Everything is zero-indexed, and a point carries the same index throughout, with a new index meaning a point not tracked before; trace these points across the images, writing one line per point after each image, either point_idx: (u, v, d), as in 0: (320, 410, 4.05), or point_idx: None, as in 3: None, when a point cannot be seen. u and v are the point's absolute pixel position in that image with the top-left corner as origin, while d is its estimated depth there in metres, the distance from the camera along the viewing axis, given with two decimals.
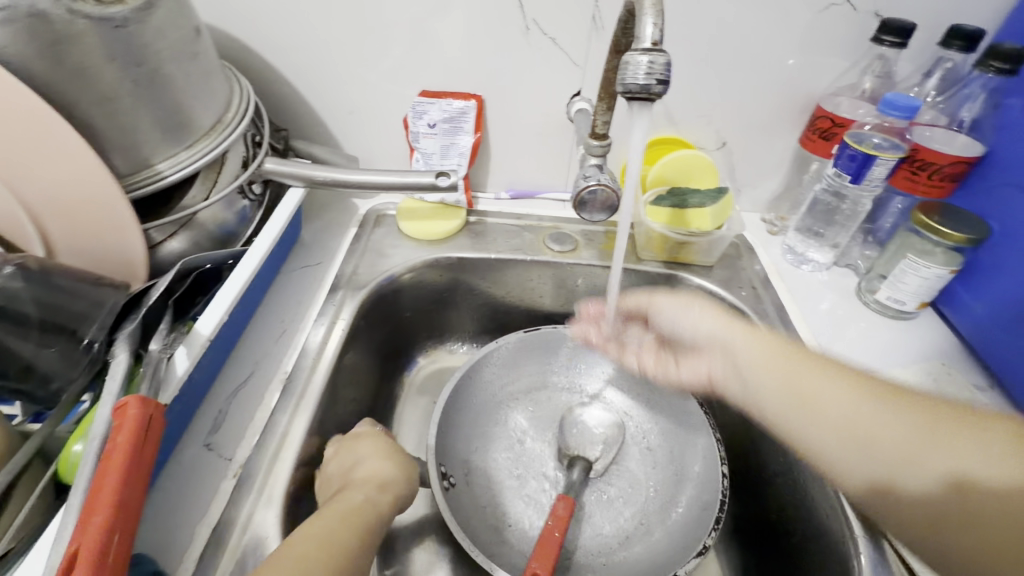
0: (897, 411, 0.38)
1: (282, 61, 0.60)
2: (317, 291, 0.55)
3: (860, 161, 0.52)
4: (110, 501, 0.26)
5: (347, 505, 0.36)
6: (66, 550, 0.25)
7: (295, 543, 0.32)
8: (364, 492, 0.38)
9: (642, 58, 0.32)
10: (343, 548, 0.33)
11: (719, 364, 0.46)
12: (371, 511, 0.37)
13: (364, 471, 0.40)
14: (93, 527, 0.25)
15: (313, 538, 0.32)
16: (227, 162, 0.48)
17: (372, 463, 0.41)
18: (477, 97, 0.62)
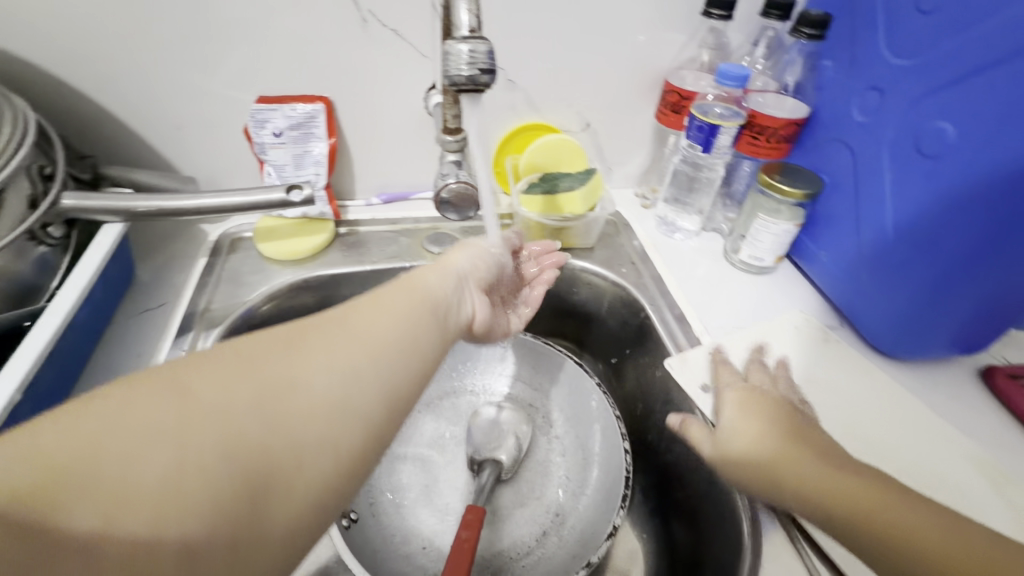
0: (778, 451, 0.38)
1: (74, 74, 0.51)
2: (161, 337, 0.48)
3: (707, 131, 0.55)
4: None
5: (426, 291, 0.35)
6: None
7: (379, 300, 0.33)
8: (442, 277, 0.37)
9: (462, 47, 0.30)
10: (407, 317, 0.33)
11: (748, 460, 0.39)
12: (443, 297, 0.36)
13: (454, 258, 0.40)
14: None
15: (392, 306, 0.33)
16: (7, 204, 0.39)
17: (456, 257, 0.40)
18: (324, 98, 0.57)
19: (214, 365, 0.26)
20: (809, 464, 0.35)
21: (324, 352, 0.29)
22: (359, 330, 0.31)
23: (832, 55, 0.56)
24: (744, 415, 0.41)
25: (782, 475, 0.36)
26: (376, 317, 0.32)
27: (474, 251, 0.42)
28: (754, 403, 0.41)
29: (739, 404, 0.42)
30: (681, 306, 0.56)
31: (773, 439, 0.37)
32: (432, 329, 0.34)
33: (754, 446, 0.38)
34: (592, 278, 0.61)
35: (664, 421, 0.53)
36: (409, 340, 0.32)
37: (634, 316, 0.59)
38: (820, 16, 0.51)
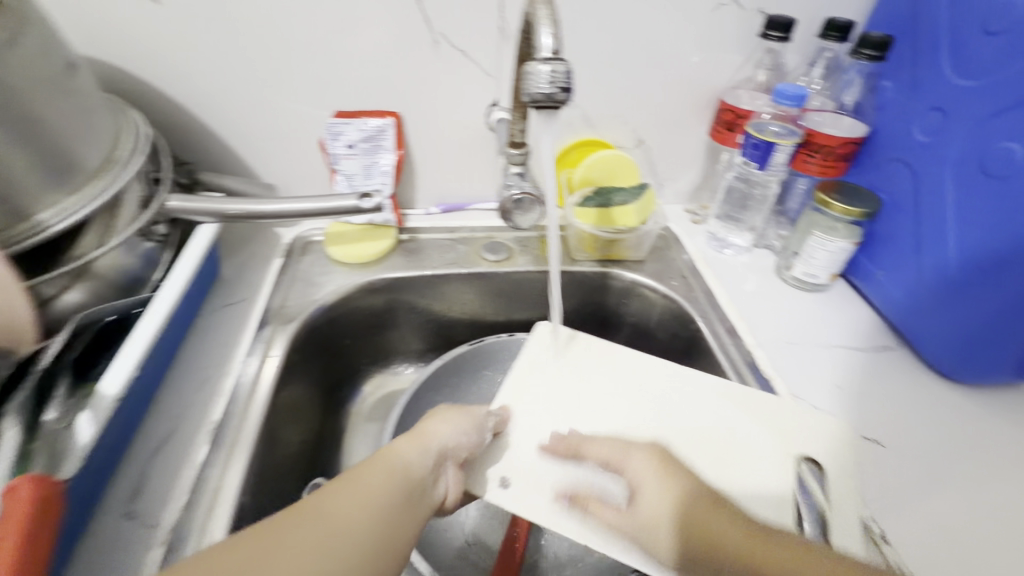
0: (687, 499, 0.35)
1: (178, 90, 0.57)
2: (243, 329, 0.52)
3: (763, 148, 0.56)
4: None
5: (395, 469, 0.35)
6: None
7: (348, 485, 0.32)
8: (423, 454, 0.37)
9: (543, 67, 0.33)
10: (380, 512, 0.32)
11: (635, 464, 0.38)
12: (422, 476, 0.36)
13: (434, 429, 0.39)
14: None
15: (370, 492, 0.32)
16: (125, 204, 0.44)
17: (438, 426, 0.39)
18: (394, 114, 0.61)
19: None
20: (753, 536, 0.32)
21: (299, 554, 0.27)
22: (323, 520, 0.30)
23: (890, 76, 0.56)
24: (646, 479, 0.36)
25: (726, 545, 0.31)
26: (351, 507, 0.31)
27: (459, 415, 0.41)
28: (616, 447, 0.40)
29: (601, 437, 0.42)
30: (732, 320, 0.57)
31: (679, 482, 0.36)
32: (407, 512, 0.33)
33: (634, 461, 0.38)
34: (642, 289, 0.63)
35: None
36: (382, 524, 0.31)
37: (685, 328, 0.59)
38: (881, 37, 0.52)
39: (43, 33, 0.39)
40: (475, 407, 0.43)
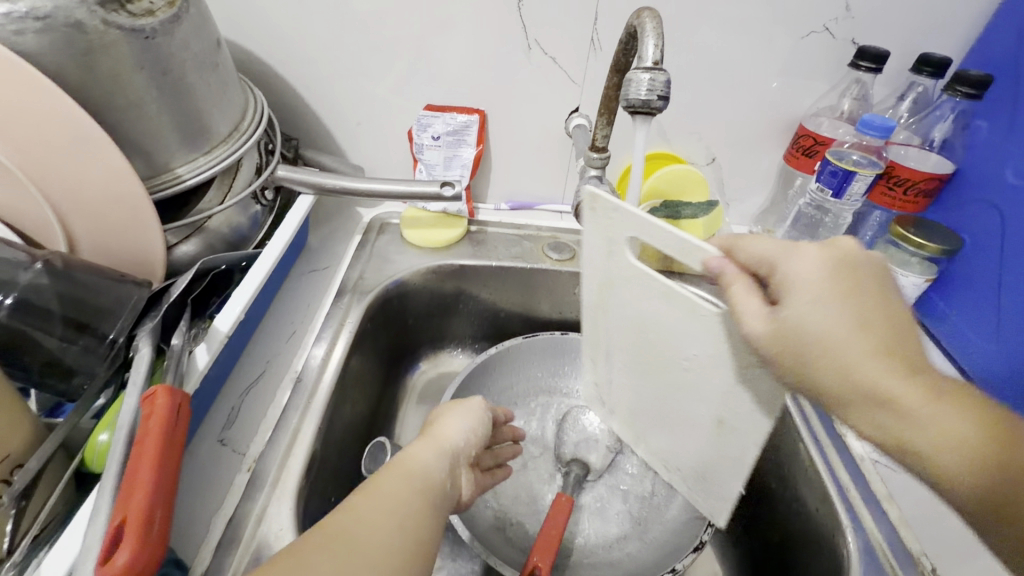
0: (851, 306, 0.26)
1: (292, 73, 0.62)
2: (324, 295, 0.56)
3: (841, 176, 0.56)
4: (149, 480, 0.26)
5: (410, 478, 0.36)
6: (108, 527, 0.25)
7: (376, 493, 0.34)
8: (435, 455, 0.39)
9: (643, 76, 0.35)
10: (412, 512, 0.34)
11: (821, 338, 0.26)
12: (440, 479, 0.38)
13: (445, 435, 0.42)
14: (136, 497, 0.25)
15: (397, 497, 0.34)
16: (242, 168, 0.50)
17: (447, 431, 0.42)
18: (480, 112, 0.65)
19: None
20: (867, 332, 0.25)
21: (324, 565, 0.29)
22: (355, 541, 0.31)
23: (987, 116, 0.55)
24: (823, 304, 0.26)
25: (809, 340, 0.26)
26: (378, 518, 0.32)
27: (463, 411, 0.45)
28: (846, 287, 0.26)
29: (829, 279, 0.26)
30: None
31: (863, 298, 0.26)
32: (428, 516, 0.35)
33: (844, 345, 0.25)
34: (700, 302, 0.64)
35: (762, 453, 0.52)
36: (410, 528, 0.33)
37: None
38: (980, 75, 0.51)
39: (200, 12, 0.44)
40: (473, 410, 0.45)
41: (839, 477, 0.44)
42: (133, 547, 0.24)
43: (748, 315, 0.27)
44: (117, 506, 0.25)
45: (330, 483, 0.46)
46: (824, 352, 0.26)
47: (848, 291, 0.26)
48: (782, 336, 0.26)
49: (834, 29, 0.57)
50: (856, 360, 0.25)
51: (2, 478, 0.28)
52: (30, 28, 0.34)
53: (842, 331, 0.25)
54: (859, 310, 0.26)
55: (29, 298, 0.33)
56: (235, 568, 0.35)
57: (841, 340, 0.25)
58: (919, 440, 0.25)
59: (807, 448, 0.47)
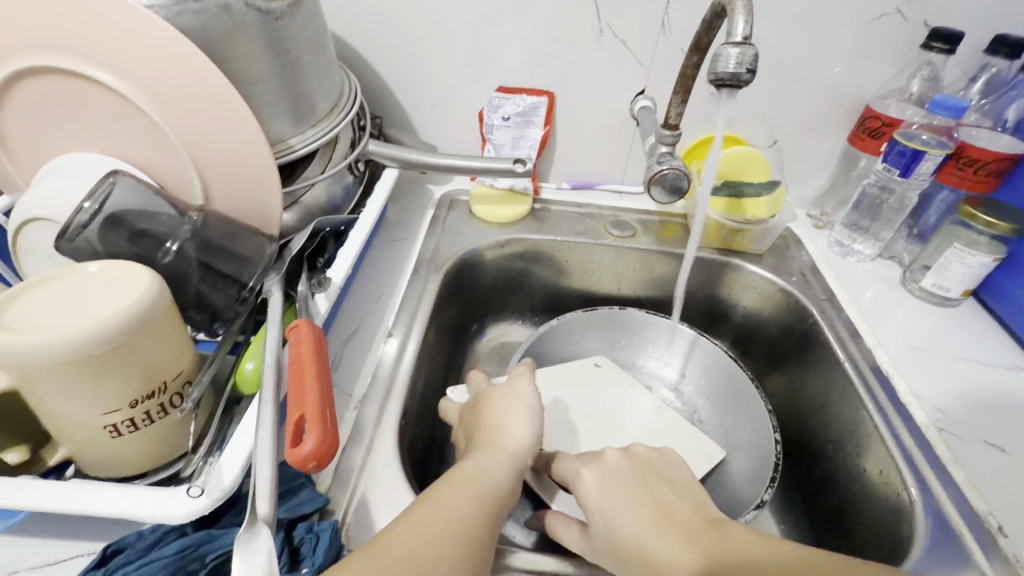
0: (634, 497, 0.38)
1: (375, 57, 0.67)
2: (405, 262, 0.61)
3: (910, 157, 0.57)
4: (316, 387, 0.30)
5: (469, 489, 0.35)
6: (289, 422, 0.29)
7: (428, 506, 0.34)
8: (500, 464, 0.38)
9: (732, 50, 0.38)
10: (467, 530, 0.33)
11: (620, 518, 0.37)
12: (505, 493, 0.37)
13: (509, 445, 0.39)
14: (309, 399, 0.29)
15: (456, 512, 0.33)
16: (340, 142, 0.55)
17: (513, 432, 0.40)
18: (549, 93, 0.68)
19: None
20: (623, 514, 0.37)
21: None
22: (417, 563, 0.30)
23: None
24: (622, 502, 0.37)
25: (631, 546, 0.35)
26: (430, 533, 0.32)
27: (525, 411, 0.42)
28: (625, 492, 0.38)
29: (607, 495, 0.38)
30: (852, 320, 0.58)
31: (625, 480, 0.39)
32: (486, 533, 0.34)
33: (650, 548, 0.34)
34: (759, 281, 0.66)
35: (820, 423, 0.56)
36: (467, 551, 0.32)
37: (801, 323, 0.61)
38: None
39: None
40: (528, 402, 0.43)
41: (902, 441, 0.46)
42: (318, 433, 0.27)
43: (569, 540, 0.40)
44: (293, 406, 0.29)
45: (418, 428, 0.50)
46: (634, 544, 0.35)
47: (635, 490, 0.38)
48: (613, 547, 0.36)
49: (906, 11, 0.58)
50: (657, 538, 0.35)
51: (177, 391, 0.33)
52: (189, 8, 0.39)
53: (643, 524, 0.36)
54: (641, 506, 0.37)
55: (184, 247, 0.39)
56: (352, 487, 0.39)
57: (631, 527, 0.36)
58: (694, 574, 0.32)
59: (870, 416, 0.49)
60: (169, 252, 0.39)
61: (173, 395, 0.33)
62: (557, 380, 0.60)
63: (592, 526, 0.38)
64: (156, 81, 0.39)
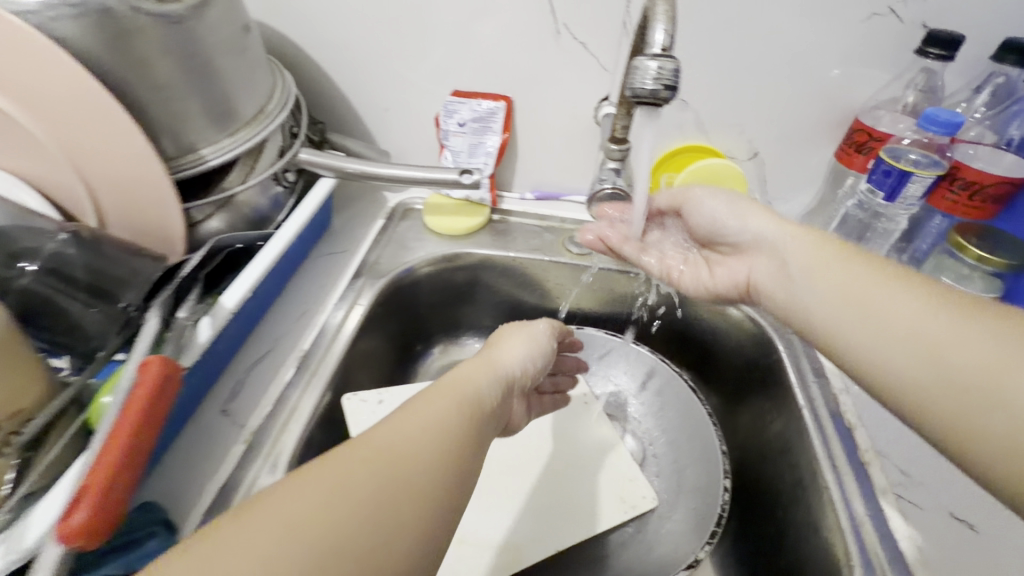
0: (826, 249, 0.40)
1: (324, 57, 0.63)
2: (339, 277, 0.58)
3: (895, 177, 0.51)
4: (123, 445, 0.29)
5: (461, 388, 0.35)
6: (76, 486, 0.28)
7: (418, 405, 0.32)
8: (490, 375, 0.38)
9: (651, 64, 0.33)
10: (457, 422, 0.32)
11: (761, 267, 0.44)
12: (494, 398, 0.36)
13: (502, 359, 0.40)
14: (103, 465, 0.28)
15: (442, 408, 0.32)
16: (265, 150, 0.51)
17: (508, 353, 0.41)
18: (506, 98, 0.63)
19: (290, 496, 0.25)
20: (824, 254, 0.40)
21: (372, 482, 0.26)
22: (371, 479, 0.27)
23: None
24: (773, 222, 0.44)
25: (850, 290, 0.37)
26: (423, 421, 0.30)
27: (522, 340, 0.43)
28: (757, 211, 0.45)
29: (796, 239, 0.42)
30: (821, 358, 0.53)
31: (827, 246, 0.40)
32: (478, 429, 0.33)
33: (765, 229, 0.44)
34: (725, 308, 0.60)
35: (773, 473, 0.50)
36: (462, 453, 0.30)
37: (763, 357, 0.56)
38: None
39: None
40: (532, 338, 0.44)
41: (852, 506, 0.41)
42: (89, 512, 0.27)
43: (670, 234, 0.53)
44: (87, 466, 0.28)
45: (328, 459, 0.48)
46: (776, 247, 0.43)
47: (824, 238, 0.41)
48: (811, 274, 0.40)
49: (901, 11, 0.51)
50: (811, 260, 0.40)
51: (10, 430, 0.31)
52: (66, 14, 0.37)
53: (824, 260, 0.40)
54: (827, 249, 0.40)
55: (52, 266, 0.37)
56: None
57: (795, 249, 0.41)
58: (937, 339, 0.32)
59: (822, 474, 0.44)
60: (28, 271, 0.37)
61: (5, 436, 0.30)
62: None
63: (714, 220, 0.47)
64: (30, 91, 0.36)
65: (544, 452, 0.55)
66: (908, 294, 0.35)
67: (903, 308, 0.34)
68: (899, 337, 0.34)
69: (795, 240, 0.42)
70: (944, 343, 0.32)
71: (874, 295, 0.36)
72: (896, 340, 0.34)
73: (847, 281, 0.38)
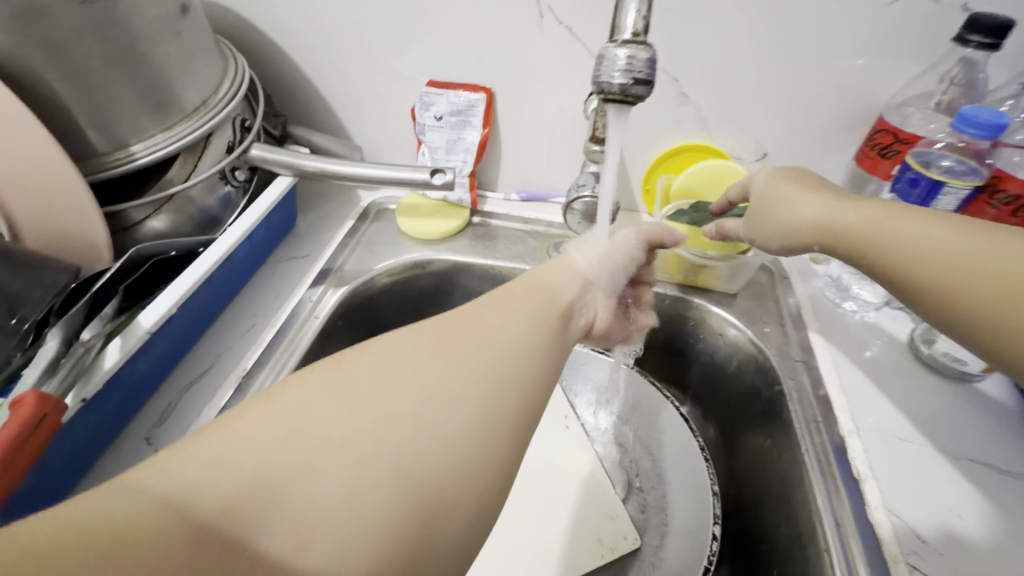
0: (846, 203, 0.37)
1: (289, 44, 0.58)
2: (297, 285, 0.53)
3: (926, 187, 0.45)
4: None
5: (540, 287, 0.35)
6: None
7: (491, 305, 0.32)
8: (567, 277, 0.36)
9: (620, 52, 0.27)
10: (536, 321, 0.32)
11: None
12: (571, 296, 0.35)
13: (568, 263, 0.38)
14: None
15: (517, 307, 0.32)
16: (210, 146, 0.46)
17: (581, 258, 0.38)
18: (486, 89, 0.57)
19: (379, 374, 0.26)
20: (833, 209, 0.37)
21: (467, 366, 0.27)
22: (352, 397, 0.25)
23: None
24: (788, 185, 0.41)
25: (879, 244, 0.35)
26: (503, 317, 0.31)
27: (602, 249, 0.40)
28: (778, 181, 0.42)
29: (819, 198, 0.38)
30: (829, 390, 0.46)
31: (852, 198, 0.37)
32: (558, 332, 0.33)
33: (805, 210, 0.39)
34: (727, 328, 0.53)
35: (772, 520, 0.44)
36: (540, 351, 0.30)
37: (767, 388, 0.49)
38: None
39: None
40: (613, 240, 0.40)
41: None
42: None
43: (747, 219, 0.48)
44: None
45: None
46: (791, 217, 0.39)
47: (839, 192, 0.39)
48: (838, 236, 0.37)
49: None
50: (830, 211, 0.37)
51: None
52: None
53: (847, 211, 0.37)
54: (845, 203, 0.37)
55: None
56: None
57: (807, 211, 0.39)
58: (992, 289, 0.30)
59: (824, 533, 0.38)
60: None
61: None
62: None
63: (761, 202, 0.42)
64: None
65: (514, 485, 0.51)
66: (951, 235, 0.33)
67: (941, 255, 0.32)
68: (941, 289, 0.32)
69: (808, 226, 0.38)
70: (1004, 286, 0.30)
71: (887, 226, 0.35)
72: (939, 296, 0.32)
73: (881, 228, 0.35)
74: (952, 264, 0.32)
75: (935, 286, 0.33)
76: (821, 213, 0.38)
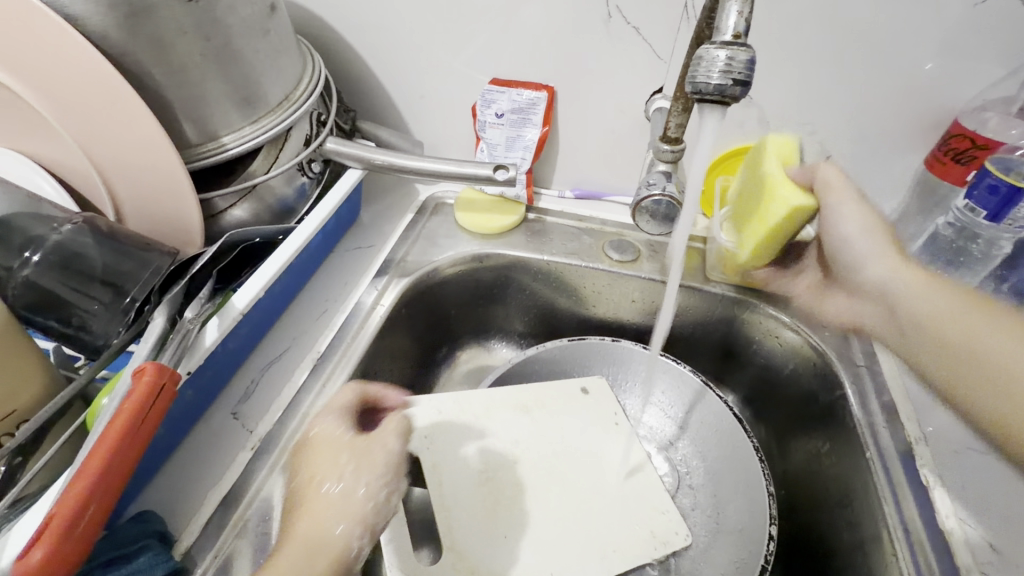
0: (945, 294, 0.41)
1: (359, 41, 0.60)
2: (363, 274, 0.55)
3: (1005, 194, 0.43)
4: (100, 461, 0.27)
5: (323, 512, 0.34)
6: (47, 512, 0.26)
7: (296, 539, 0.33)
8: (343, 513, 0.35)
9: (719, 54, 0.28)
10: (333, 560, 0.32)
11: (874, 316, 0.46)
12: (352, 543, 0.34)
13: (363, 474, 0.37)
14: (77, 486, 0.26)
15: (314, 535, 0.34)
16: (290, 139, 0.48)
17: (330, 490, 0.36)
18: (549, 88, 0.58)
19: None
20: (956, 306, 0.40)
21: None
22: None
23: None
24: (925, 292, 0.42)
25: (947, 333, 0.40)
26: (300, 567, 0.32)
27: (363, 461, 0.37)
28: (927, 290, 0.42)
29: (932, 290, 0.42)
30: (894, 398, 0.46)
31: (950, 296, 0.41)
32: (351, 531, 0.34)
33: (920, 301, 0.42)
34: (784, 331, 0.53)
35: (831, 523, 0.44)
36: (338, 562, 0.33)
37: (827, 393, 0.49)
38: None
39: None
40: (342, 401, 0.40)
41: None
42: (50, 545, 0.24)
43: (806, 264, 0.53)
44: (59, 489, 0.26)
45: None
46: (909, 307, 0.43)
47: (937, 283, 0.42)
48: (928, 321, 0.41)
49: None
50: (963, 317, 0.39)
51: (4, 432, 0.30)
52: None
53: (951, 307, 0.40)
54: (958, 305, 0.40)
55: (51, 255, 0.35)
56: (217, 549, 0.34)
57: (922, 300, 0.42)
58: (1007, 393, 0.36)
59: (892, 539, 0.38)
60: (31, 262, 0.35)
61: (0, 436, 0.30)
62: (510, 404, 0.53)
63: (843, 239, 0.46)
64: None
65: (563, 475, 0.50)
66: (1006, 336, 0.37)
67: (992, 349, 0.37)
68: (983, 373, 0.37)
69: (911, 309, 0.42)
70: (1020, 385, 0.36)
71: (973, 331, 0.38)
72: (983, 375, 0.37)
73: (963, 321, 0.39)
74: (986, 352, 0.38)
75: (975, 373, 0.38)
76: (929, 313, 0.41)
